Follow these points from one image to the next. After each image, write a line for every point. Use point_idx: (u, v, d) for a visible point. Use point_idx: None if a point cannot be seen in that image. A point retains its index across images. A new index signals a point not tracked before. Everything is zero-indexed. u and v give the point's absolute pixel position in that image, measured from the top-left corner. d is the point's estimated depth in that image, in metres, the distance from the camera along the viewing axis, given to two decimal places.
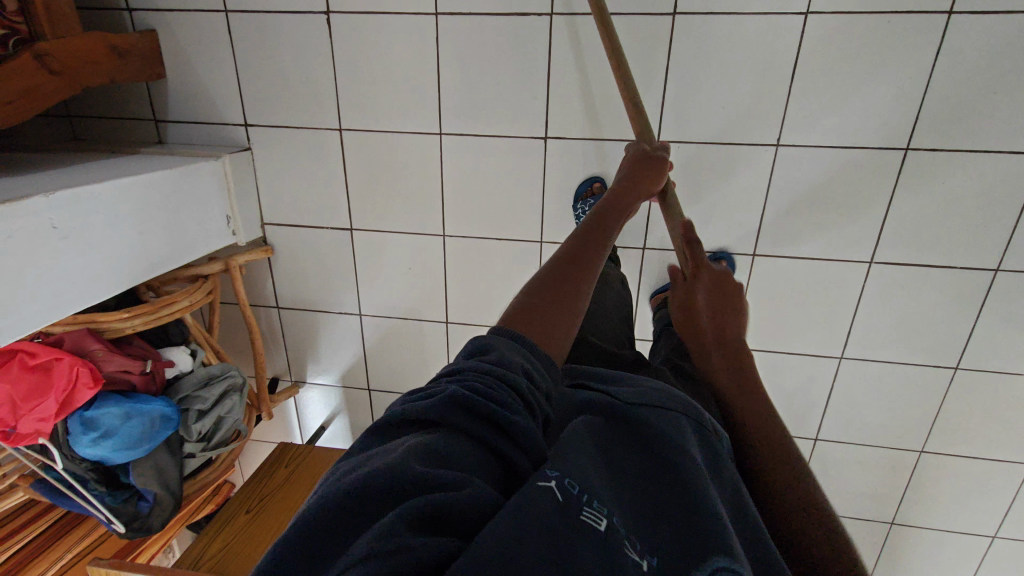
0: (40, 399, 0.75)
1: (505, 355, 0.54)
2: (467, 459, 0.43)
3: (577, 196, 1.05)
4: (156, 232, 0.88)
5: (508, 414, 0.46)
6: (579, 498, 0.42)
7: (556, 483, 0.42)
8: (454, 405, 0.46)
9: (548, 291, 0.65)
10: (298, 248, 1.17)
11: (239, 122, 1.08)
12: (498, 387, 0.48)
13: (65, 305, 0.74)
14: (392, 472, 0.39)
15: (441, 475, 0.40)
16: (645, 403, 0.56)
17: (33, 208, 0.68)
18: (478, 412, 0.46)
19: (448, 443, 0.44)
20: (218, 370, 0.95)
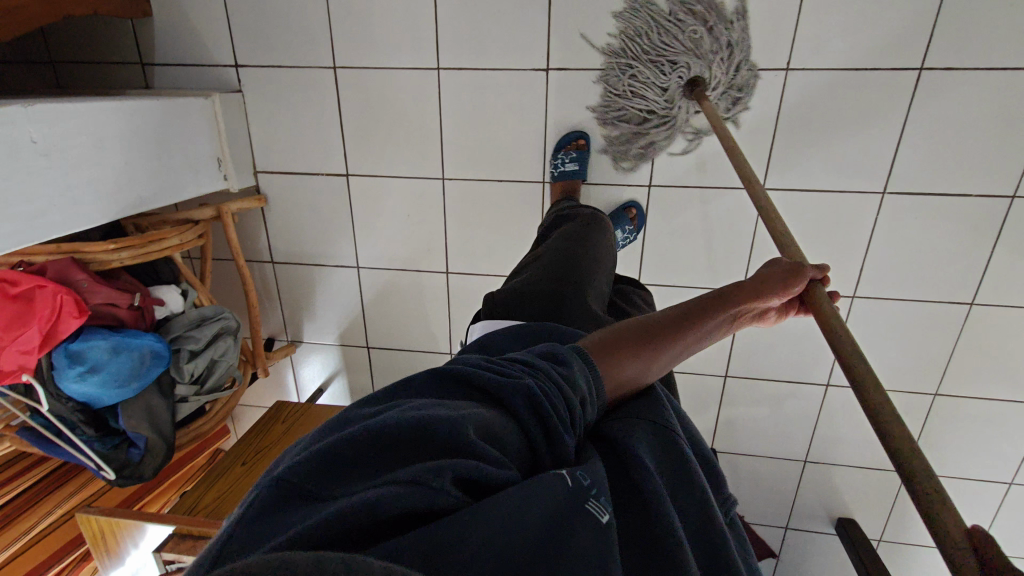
0: (23, 329, 0.71)
1: (575, 365, 0.51)
2: (509, 443, 0.42)
3: (558, 146, 1.02)
4: (142, 163, 0.84)
5: (558, 414, 0.45)
6: (590, 490, 0.39)
7: (567, 471, 0.40)
8: (521, 393, 0.45)
9: (645, 336, 0.56)
10: (292, 198, 1.13)
11: (229, 62, 1.04)
12: (559, 386, 0.46)
13: (47, 228, 0.70)
14: (450, 425, 0.38)
15: (488, 451, 0.38)
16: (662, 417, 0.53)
17: (9, 117, 0.64)
18: (536, 403, 0.44)
19: (504, 426, 0.42)
20: (212, 312, 0.91)
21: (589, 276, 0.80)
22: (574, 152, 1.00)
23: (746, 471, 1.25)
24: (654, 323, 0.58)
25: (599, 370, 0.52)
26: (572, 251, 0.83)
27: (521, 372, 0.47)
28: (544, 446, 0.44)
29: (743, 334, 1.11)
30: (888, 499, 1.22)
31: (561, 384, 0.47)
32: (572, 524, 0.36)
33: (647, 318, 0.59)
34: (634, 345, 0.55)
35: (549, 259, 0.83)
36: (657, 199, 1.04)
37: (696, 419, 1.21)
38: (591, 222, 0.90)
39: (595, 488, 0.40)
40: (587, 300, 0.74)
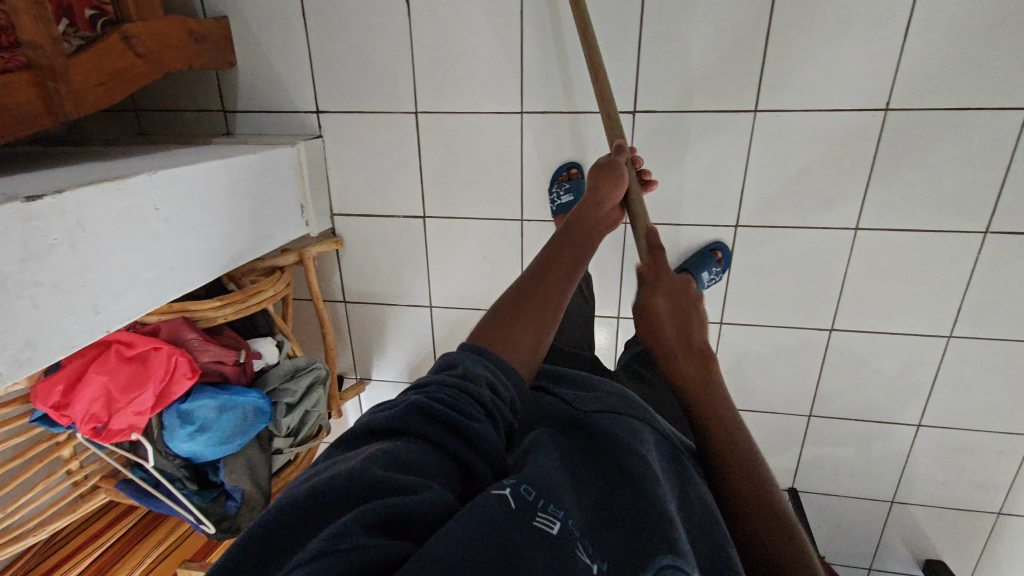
0: (138, 390, 0.72)
1: (471, 368, 0.55)
2: (426, 464, 0.44)
3: (552, 178, 1.03)
4: (242, 218, 0.85)
5: (467, 422, 0.48)
6: (537, 502, 0.42)
7: (512, 489, 0.42)
8: (418, 415, 0.48)
9: (514, 311, 0.64)
10: (368, 239, 1.14)
11: (311, 109, 1.05)
12: (461, 399, 0.50)
13: (167, 292, 0.70)
14: (353, 478, 0.40)
15: (401, 482, 0.40)
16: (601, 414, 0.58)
17: (139, 187, 0.64)
18: (439, 418, 0.48)
19: (415, 450, 0.45)
20: (304, 363, 0.91)
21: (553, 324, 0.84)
22: (568, 185, 1.00)
23: (827, 509, 1.22)
24: (523, 288, 0.67)
25: (481, 353, 0.58)
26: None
27: (415, 396, 0.50)
28: (475, 457, 0.47)
29: (830, 373, 1.08)
30: (981, 541, 1.17)
31: (459, 393, 0.51)
32: (521, 532, 0.39)
33: (521, 284, 0.67)
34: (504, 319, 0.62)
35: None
36: (743, 238, 1.01)
37: (779, 457, 1.18)
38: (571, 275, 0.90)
39: (541, 498, 0.43)
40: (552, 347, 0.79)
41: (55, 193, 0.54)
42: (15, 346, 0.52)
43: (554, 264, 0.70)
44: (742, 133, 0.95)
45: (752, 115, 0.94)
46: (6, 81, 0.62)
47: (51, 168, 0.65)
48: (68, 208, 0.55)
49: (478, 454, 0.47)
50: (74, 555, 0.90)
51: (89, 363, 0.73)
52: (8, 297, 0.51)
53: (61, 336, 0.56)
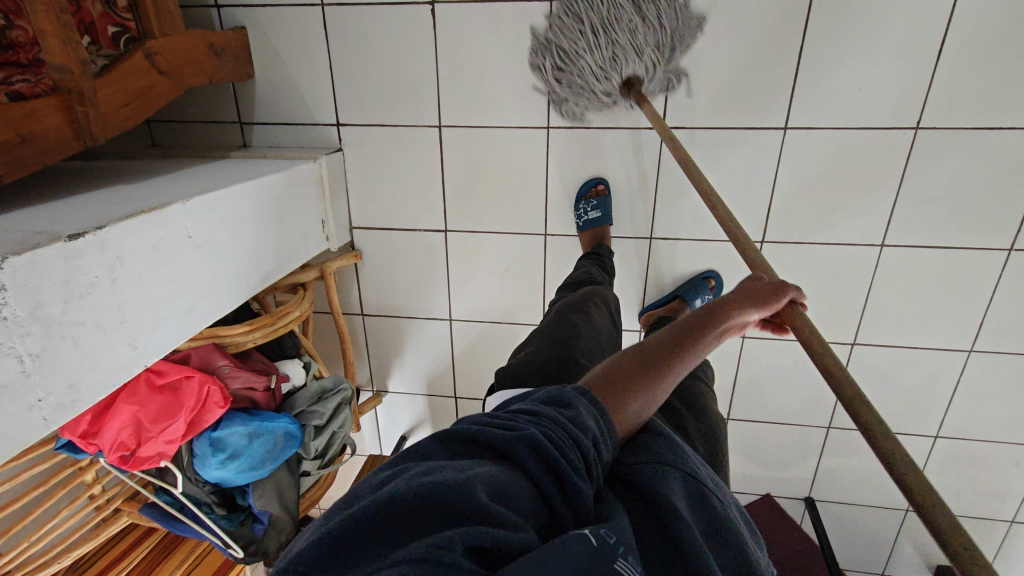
0: (170, 420, 0.70)
1: (581, 412, 0.50)
2: (522, 500, 0.41)
3: (578, 195, 1.02)
4: (269, 239, 0.83)
5: (568, 467, 0.44)
6: (618, 548, 0.39)
7: (591, 530, 0.40)
8: (526, 446, 0.44)
9: (621, 384, 0.54)
10: (389, 252, 1.13)
11: (331, 122, 1.03)
12: (568, 440, 0.46)
13: (199, 320, 0.68)
14: (461, 489, 0.38)
15: (502, 512, 0.38)
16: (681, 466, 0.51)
17: (174, 216, 0.63)
18: (544, 456, 0.44)
19: (516, 482, 0.42)
20: (331, 384, 0.90)
21: (592, 343, 0.79)
22: (595, 200, 0.99)
23: (843, 517, 1.23)
24: (643, 356, 0.57)
25: (600, 405, 0.51)
26: (573, 320, 0.82)
27: (527, 424, 0.47)
28: (561, 503, 0.44)
29: None
30: (994, 548, 1.19)
31: (567, 432, 0.46)
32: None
33: (638, 349, 0.58)
34: (613, 390, 0.53)
35: (555, 328, 0.82)
36: (769, 254, 1.01)
37: (797, 466, 1.19)
38: (595, 296, 0.89)
39: (622, 545, 0.40)
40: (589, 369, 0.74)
41: (95, 229, 0.53)
42: (59, 390, 0.50)
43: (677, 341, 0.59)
44: (771, 150, 0.94)
45: (782, 132, 0.93)
46: (35, 106, 0.60)
47: (86, 194, 0.64)
48: (107, 244, 0.54)
49: (567, 501, 0.44)
50: None
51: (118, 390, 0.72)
52: (53, 340, 0.49)
53: (102, 375, 0.54)
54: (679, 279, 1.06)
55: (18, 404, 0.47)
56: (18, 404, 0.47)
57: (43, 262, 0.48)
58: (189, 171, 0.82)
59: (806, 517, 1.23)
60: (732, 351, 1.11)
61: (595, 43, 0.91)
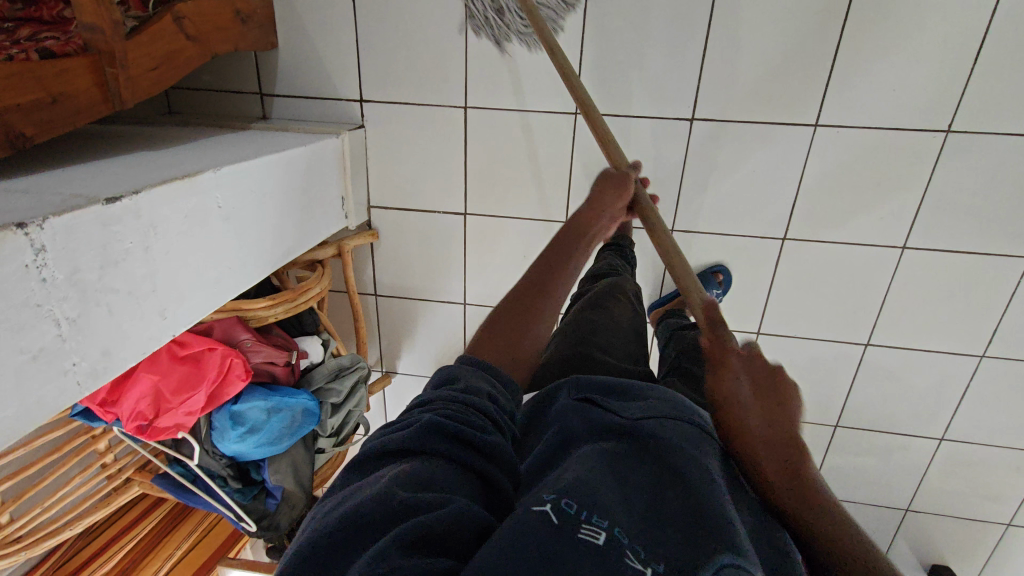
0: (191, 391, 0.70)
1: (471, 383, 0.52)
2: (447, 480, 0.42)
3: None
4: (293, 214, 0.82)
5: (481, 435, 0.45)
6: (579, 514, 0.39)
7: (551, 503, 0.39)
8: (430, 432, 0.44)
9: (512, 316, 0.64)
10: (406, 233, 1.12)
11: (355, 97, 1.01)
12: (471, 413, 0.47)
13: (225, 292, 0.67)
14: (380, 499, 0.38)
15: (425, 498, 0.38)
16: (652, 413, 0.51)
17: (205, 185, 0.62)
18: (451, 435, 0.44)
19: (435, 466, 0.42)
20: (348, 362, 0.89)
21: (609, 335, 0.79)
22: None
23: None
24: (514, 302, 0.66)
25: (474, 360, 0.56)
26: (593, 316, 0.83)
27: (423, 414, 0.47)
28: (489, 465, 0.45)
29: (860, 386, 1.10)
30: (989, 549, 1.21)
31: (467, 407, 0.47)
32: (559, 554, 0.36)
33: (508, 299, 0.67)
34: (501, 329, 0.62)
35: (580, 324, 0.82)
36: (791, 251, 1.01)
37: None
38: (614, 289, 0.88)
39: (584, 509, 0.39)
40: (609, 363, 0.74)
41: (131, 194, 0.52)
42: (93, 356, 0.49)
43: (546, 278, 0.70)
44: (800, 146, 0.94)
45: (812, 129, 0.93)
46: (66, 66, 0.59)
47: (114, 159, 0.63)
48: (142, 209, 0.53)
49: (493, 462, 0.45)
50: (105, 550, 0.87)
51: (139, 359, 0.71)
52: (88, 305, 0.48)
53: (134, 343, 0.54)
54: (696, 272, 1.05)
55: (54, 368, 0.46)
56: (55, 369, 0.46)
57: (81, 225, 0.47)
58: (212, 140, 0.81)
59: None
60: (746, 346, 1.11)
61: None
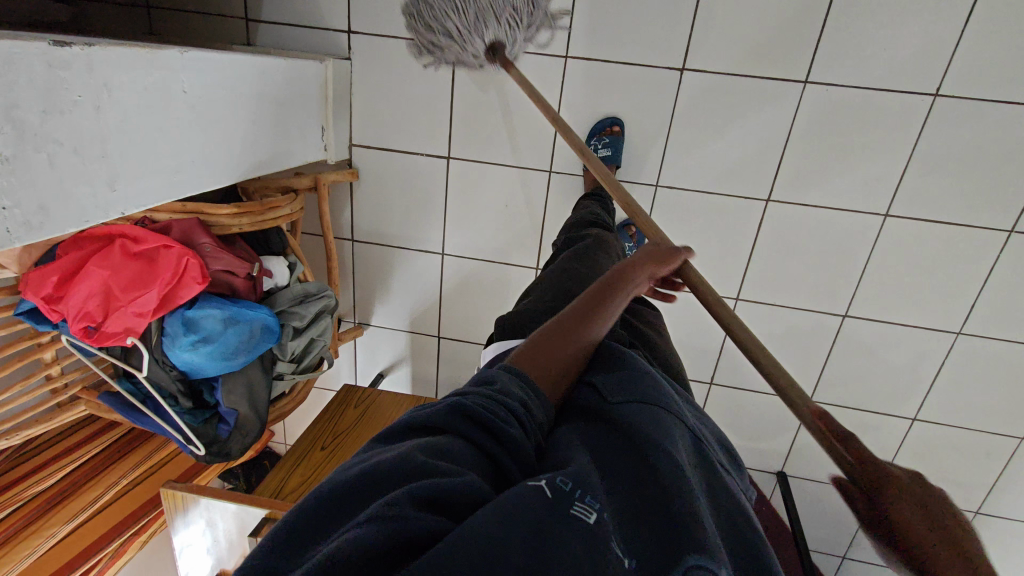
0: (142, 290, 0.67)
1: (510, 368, 0.46)
2: (467, 460, 0.37)
3: (591, 133, 1.00)
4: (265, 127, 0.79)
5: (504, 419, 0.40)
6: (574, 492, 0.34)
7: (547, 478, 0.35)
8: (457, 411, 0.40)
9: (554, 338, 0.50)
10: (387, 176, 1.09)
11: (343, 27, 0.99)
12: (502, 395, 0.41)
13: (183, 185, 0.64)
14: (396, 462, 0.34)
15: (438, 468, 0.34)
16: (632, 398, 0.46)
17: (169, 64, 0.59)
18: (478, 415, 0.39)
19: (456, 445, 0.38)
20: (315, 289, 0.86)
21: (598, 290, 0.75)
22: (607, 139, 0.97)
23: (812, 495, 1.23)
24: (560, 328, 0.51)
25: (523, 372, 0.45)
26: (585, 270, 0.76)
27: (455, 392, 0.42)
28: (505, 453, 0.39)
29: (836, 361, 1.09)
30: None
31: (499, 390, 0.42)
32: (556, 529, 0.31)
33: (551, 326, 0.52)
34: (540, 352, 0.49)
35: (569, 275, 0.75)
36: (774, 214, 1.00)
37: (773, 440, 1.19)
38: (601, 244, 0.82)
39: (579, 488, 0.35)
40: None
41: (85, 44, 0.49)
42: (27, 207, 0.46)
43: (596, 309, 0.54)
44: (788, 103, 0.93)
45: (802, 87, 0.92)
46: None
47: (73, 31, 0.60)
48: (96, 66, 0.50)
49: (510, 453, 0.39)
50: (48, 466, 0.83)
51: (89, 255, 0.68)
52: (26, 149, 0.45)
53: (77, 207, 0.51)
54: (678, 231, 1.04)
55: None
56: None
57: (22, 58, 0.44)
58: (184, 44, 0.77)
59: (776, 493, 1.23)
60: (724, 313, 1.09)
61: (465, 20, 0.92)
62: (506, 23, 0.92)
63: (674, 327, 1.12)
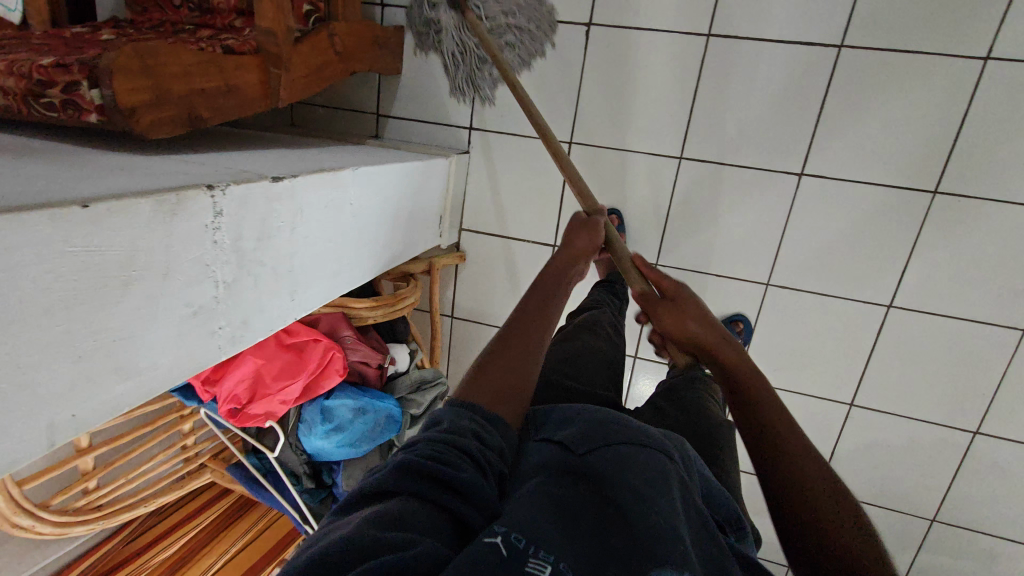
0: (290, 380, 0.71)
1: (452, 416, 0.46)
2: (421, 521, 0.36)
3: None
4: (403, 223, 0.85)
5: (452, 470, 0.40)
6: (527, 548, 0.35)
7: (500, 535, 0.36)
8: (404, 472, 0.40)
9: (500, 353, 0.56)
10: (493, 259, 1.13)
11: (465, 124, 1.06)
12: (447, 447, 0.42)
13: (340, 286, 0.69)
14: (342, 544, 0.34)
15: (388, 538, 0.34)
16: (597, 443, 0.46)
17: (343, 180, 0.64)
18: (425, 471, 0.39)
19: (408, 507, 0.37)
20: (431, 376, 0.87)
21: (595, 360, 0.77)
22: None
23: None
24: (505, 343, 0.57)
25: (472, 408, 0.48)
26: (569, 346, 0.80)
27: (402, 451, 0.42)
28: (462, 503, 0.39)
29: (964, 479, 1.00)
30: None
31: (444, 443, 0.42)
32: None
33: (493, 345, 0.57)
34: (484, 366, 0.54)
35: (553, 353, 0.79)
36: (896, 320, 0.96)
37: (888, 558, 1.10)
38: (590, 324, 0.85)
39: (532, 544, 0.35)
40: (576, 389, 0.70)
41: (292, 176, 0.55)
42: (234, 323, 0.51)
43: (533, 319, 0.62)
44: (915, 211, 0.91)
45: (930, 196, 0.90)
46: (243, 63, 0.64)
47: (265, 149, 0.67)
48: (297, 193, 0.56)
49: (468, 504, 0.39)
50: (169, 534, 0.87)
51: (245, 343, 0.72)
52: (242, 274, 0.50)
53: (267, 316, 0.55)
54: (788, 330, 1.02)
55: (207, 327, 0.47)
56: (206, 329, 0.47)
57: (251, 197, 0.49)
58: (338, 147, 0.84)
59: None
60: (836, 418, 1.04)
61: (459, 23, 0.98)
62: (460, 55, 1.00)
63: None
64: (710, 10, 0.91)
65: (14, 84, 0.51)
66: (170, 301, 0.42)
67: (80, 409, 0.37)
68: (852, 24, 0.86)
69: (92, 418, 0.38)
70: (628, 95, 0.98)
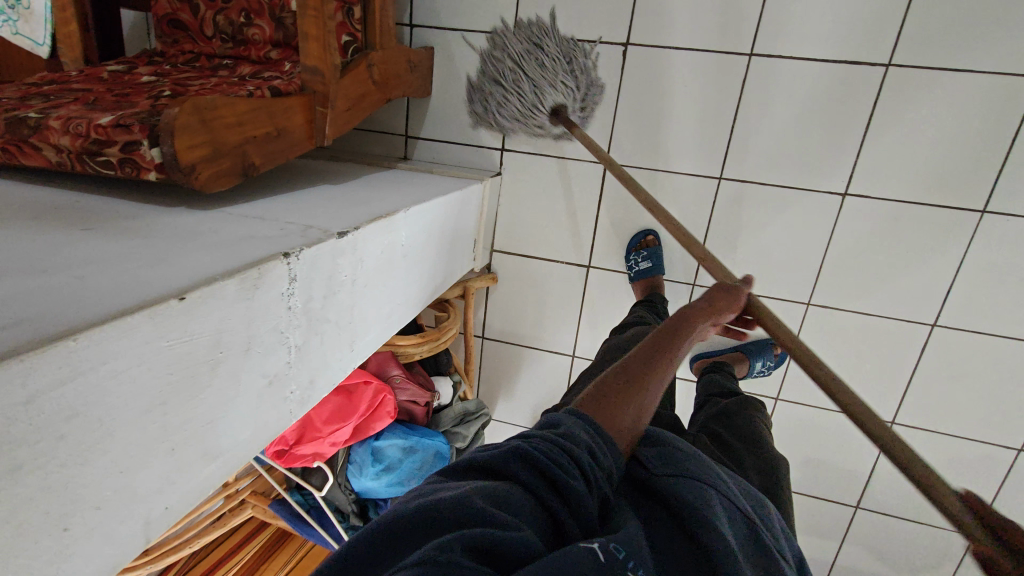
0: (340, 422, 0.70)
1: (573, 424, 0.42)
2: (528, 510, 0.34)
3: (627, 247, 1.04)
4: (444, 255, 0.83)
5: (568, 472, 0.36)
6: (626, 560, 0.32)
7: (599, 542, 0.33)
8: (519, 458, 0.37)
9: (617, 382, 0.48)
10: (525, 279, 1.12)
11: (496, 146, 1.05)
12: (566, 446, 0.38)
13: (392, 328, 0.68)
14: (454, 506, 0.32)
15: (502, 515, 0.32)
16: (677, 472, 0.43)
17: (397, 224, 0.63)
18: (540, 463, 0.37)
19: (516, 492, 0.35)
20: (473, 407, 0.87)
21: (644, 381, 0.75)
22: (645, 251, 1.00)
23: None
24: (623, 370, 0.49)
25: (594, 421, 0.43)
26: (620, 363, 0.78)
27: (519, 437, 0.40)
28: (564, 509, 0.36)
29: (1008, 496, 1.00)
30: None
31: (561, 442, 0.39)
32: None
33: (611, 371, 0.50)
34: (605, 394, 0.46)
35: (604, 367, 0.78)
36: (940, 339, 0.95)
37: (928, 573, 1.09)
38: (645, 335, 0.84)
39: (631, 558, 0.32)
40: None
41: (354, 229, 0.53)
42: (303, 385, 0.49)
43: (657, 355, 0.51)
44: (963, 231, 0.89)
45: (978, 216, 0.88)
46: (290, 105, 0.62)
47: (316, 192, 0.66)
48: (357, 245, 0.54)
49: (570, 512, 0.36)
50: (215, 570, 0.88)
51: None
52: (311, 334, 0.49)
53: (331, 370, 0.54)
54: (830, 350, 1.01)
55: (279, 396, 0.46)
56: (280, 396, 0.46)
57: (320, 256, 0.48)
58: (378, 178, 0.83)
59: None
60: (877, 435, 1.03)
61: None
62: None
63: (818, 445, 1.07)
64: (752, 28, 0.89)
65: (68, 143, 0.49)
66: (251, 374, 0.41)
67: (172, 500, 0.36)
68: (901, 43, 0.84)
69: (182, 506, 0.37)
70: (666, 115, 0.96)
